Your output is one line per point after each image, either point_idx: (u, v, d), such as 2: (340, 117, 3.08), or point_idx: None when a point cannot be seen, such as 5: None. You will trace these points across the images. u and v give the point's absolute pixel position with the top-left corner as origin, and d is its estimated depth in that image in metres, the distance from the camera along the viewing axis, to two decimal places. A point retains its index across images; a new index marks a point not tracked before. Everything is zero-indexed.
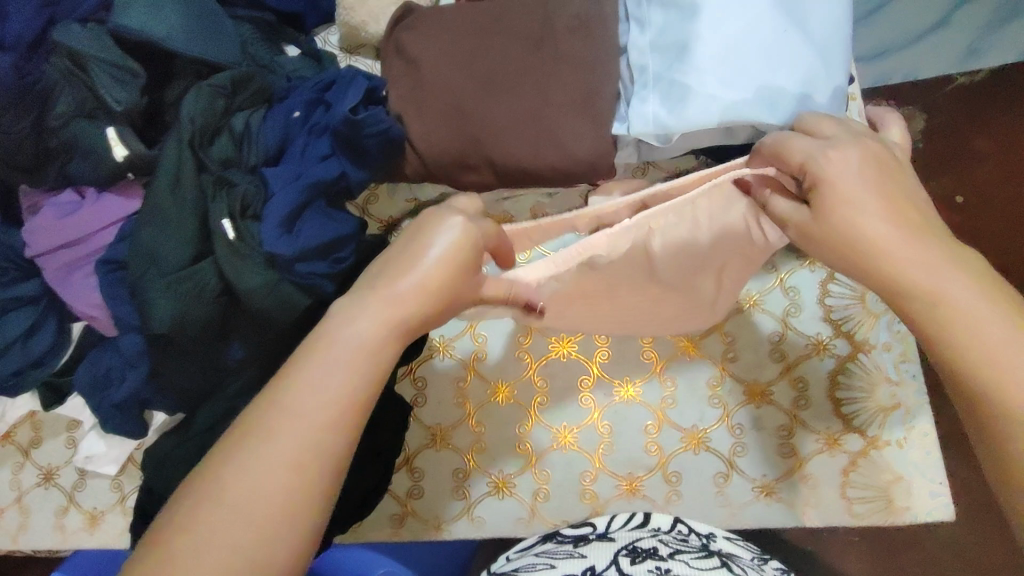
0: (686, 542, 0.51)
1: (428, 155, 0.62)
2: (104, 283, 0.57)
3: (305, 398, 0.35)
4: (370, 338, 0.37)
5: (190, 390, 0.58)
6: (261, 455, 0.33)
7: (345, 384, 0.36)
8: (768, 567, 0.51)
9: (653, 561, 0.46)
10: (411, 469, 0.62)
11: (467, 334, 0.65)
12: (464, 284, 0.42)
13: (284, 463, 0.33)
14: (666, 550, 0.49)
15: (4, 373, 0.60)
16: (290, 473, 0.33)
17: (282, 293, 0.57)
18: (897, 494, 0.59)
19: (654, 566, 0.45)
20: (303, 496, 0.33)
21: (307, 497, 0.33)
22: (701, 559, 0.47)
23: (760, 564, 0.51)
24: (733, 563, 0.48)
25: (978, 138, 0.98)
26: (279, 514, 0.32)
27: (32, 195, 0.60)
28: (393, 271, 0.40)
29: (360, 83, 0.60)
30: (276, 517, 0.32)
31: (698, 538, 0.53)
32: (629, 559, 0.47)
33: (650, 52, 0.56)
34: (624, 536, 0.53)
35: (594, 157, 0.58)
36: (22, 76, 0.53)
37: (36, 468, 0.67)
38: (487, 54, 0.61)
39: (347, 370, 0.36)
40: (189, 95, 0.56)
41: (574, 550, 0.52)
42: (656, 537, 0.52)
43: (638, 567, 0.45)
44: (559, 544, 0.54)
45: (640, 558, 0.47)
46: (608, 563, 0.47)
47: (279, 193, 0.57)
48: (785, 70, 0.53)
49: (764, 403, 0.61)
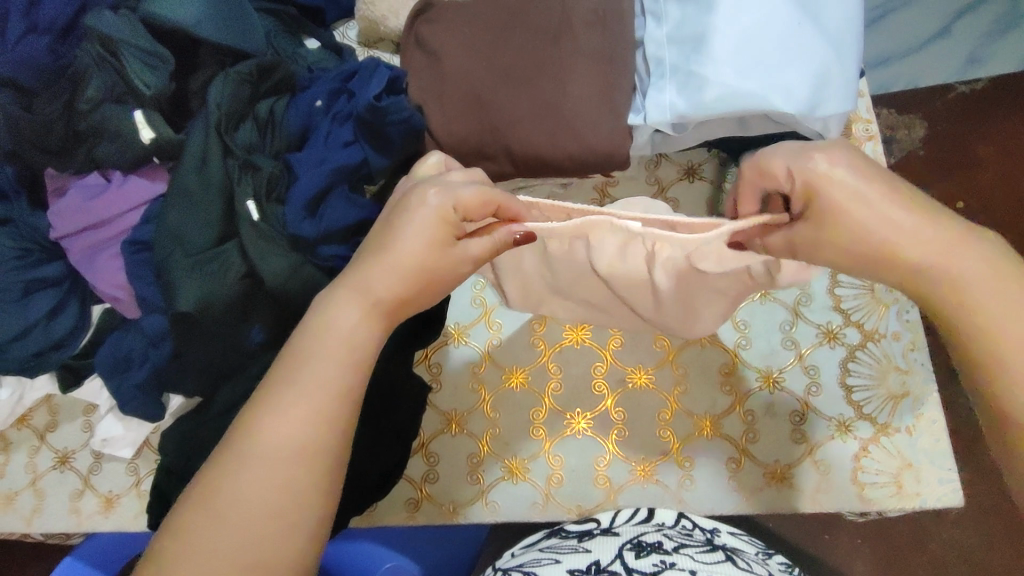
0: (692, 536, 0.51)
1: (447, 145, 0.64)
2: (129, 263, 0.58)
3: (280, 411, 0.39)
4: (343, 335, 0.42)
5: (211, 371, 0.59)
6: (249, 460, 0.38)
7: (320, 384, 0.40)
8: (773, 562, 0.51)
9: (658, 555, 0.46)
10: (426, 454, 0.63)
11: (478, 319, 0.66)
12: (441, 273, 0.45)
13: (264, 474, 0.37)
14: (672, 544, 0.49)
15: (24, 354, 0.60)
16: (277, 480, 0.37)
17: (306, 274, 0.58)
18: (907, 480, 0.60)
19: (659, 560, 0.46)
20: (291, 493, 0.37)
21: (297, 499, 0.38)
22: (707, 552, 0.47)
23: (764, 559, 0.51)
24: (738, 557, 0.47)
25: (980, 145, 1.00)
26: (274, 516, 0.37)
27: (59, 178, 0.61)
28: (396, 242, 0.43)
29: (382, 72, 0.62)
30: (258, 521, 0.36)
31: (703, 532, 0.53)
32: (634, 553, 0.48)
33: (667, 45, 0.58)
34: (629, 530, 0.53)
35: (611, 147, 0.60)
36: (57, 59, 0.56)
37: (52, 451, 0.68)
38: (506, 46, 0.62)
39: (324, 380, 0.40)
40: (217, 82, 0.58)
41: (578, 544, 0.52)
42: (661, 531, 0.52)
43: (643, 561, 0.46)
44: (563, 539, 0.54)
45: (645, 552, 0.47)
46: (613, 558, 0.47)
47: (304, 177, 0.59)
48: (799, 61, 0.54)
49: (777, 390, 0.62)
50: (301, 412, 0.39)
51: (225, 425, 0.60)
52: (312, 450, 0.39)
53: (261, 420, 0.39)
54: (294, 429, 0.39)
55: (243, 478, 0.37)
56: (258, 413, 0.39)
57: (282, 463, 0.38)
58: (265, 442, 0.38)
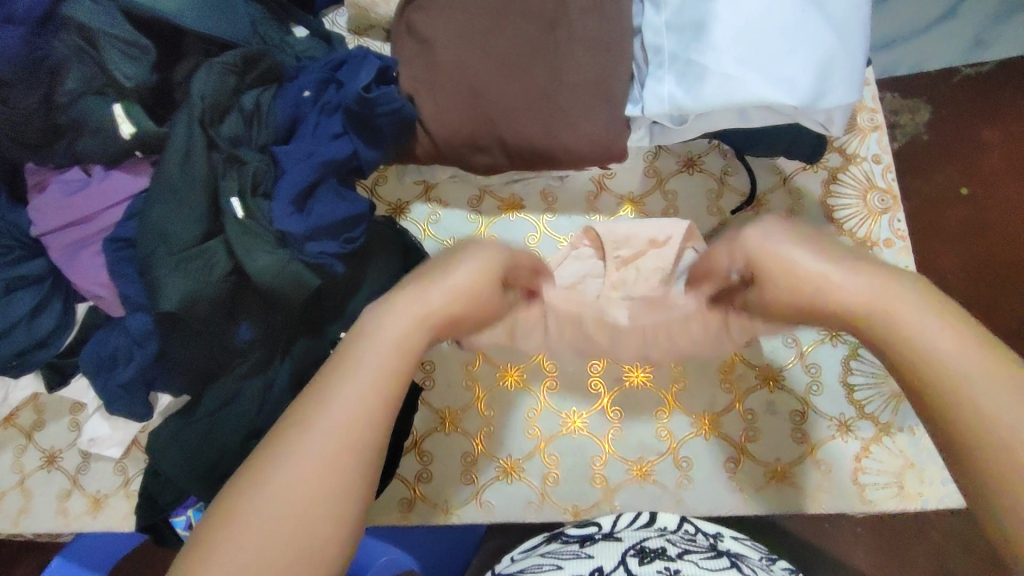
0: (695, 542, 0.50)
1: (439, 136, 0.62)
2: (112, 260, 0.56)
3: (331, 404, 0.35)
4: (396, 338, 0.39)
5: (197, 370, 0.58)
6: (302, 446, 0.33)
7: (374, 375, 0.37)
8: (777, 568, 0.50)
9: (663, 561, 0.45)
10: (419, 453, 0.62)
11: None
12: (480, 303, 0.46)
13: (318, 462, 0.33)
14: (675, 550, 0.48)
15: (6, 354, 0.58)
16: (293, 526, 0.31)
17: (292, 272, 0.56)
18: (910, 480, 0.59)
19: (663, 566, 0.44)
20: (344, 489, 0.33)
21: (351, 497, 0.34)
22: (711, 559, 0.46)
23: (768, 564, 0.49)
24: (743, 564, 0.46)
25: (985, 129, 0.98)
26: (292, 571, 0.31)
27: (39, 172, 0.59)
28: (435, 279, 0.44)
29: (372, 61, 0.60)
30: (309, 517, 0.32)
31: (707, 538, 0.52)
32: (637, 560, 0.46)
33: (666, 32, 0.56)
34: (631, 536, 0.52)
35: (608, 138, 0.59)
36: (32, 51, 0.52)
37: (39, 451, 0.66)
38: (500, 34, 0.61)
39: (377, 374, 0.37)
40: (201, 72, 0.56)
41: (580, 549, 0.51)
42: (663, 537, 0.51)
43: (647, 568, 0.44)
44: (564, 544, 0.53)
45: (648, 558, 0.46)
46: (616, 563, 0.46)
47: (291, 171, 0.57)
48: (803, 49, 0.52)
49: (777, 388, 0.61)
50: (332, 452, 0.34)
51: (214, 427, 0.58)
52: (338, 502, 0.33)
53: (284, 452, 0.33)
54: (354, 419, 0.35)
55: (295, 470, 0.33)
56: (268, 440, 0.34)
57: (306, 504, 0.32)
58: (289, 480, 0.32)
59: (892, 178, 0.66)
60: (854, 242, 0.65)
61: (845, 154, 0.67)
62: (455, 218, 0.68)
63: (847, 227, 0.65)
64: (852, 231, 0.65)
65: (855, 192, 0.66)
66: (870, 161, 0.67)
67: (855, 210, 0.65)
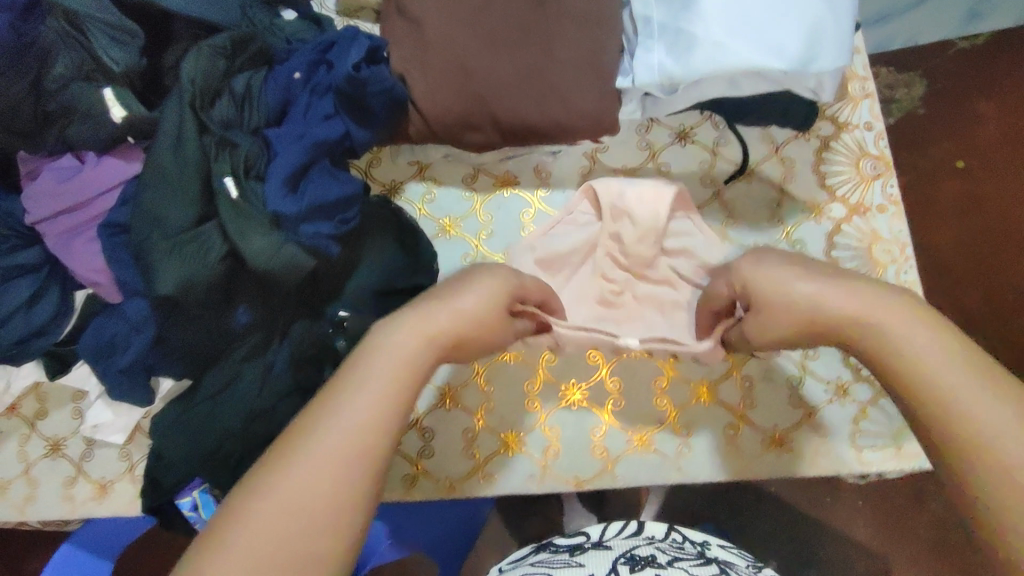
0: (683, 550, 0.51)
1: (430, 115, 0.61)
2: (107, 246, 0.56)
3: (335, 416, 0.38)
4: (405, 356, 0.43)
5: (195, 354, 0.58)
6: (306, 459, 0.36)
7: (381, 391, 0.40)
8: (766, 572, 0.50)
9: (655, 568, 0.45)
10: (420, 430, 0.62)
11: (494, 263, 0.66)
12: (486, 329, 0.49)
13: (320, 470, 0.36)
14: (665, 557, 0.48)
15: (7, 342, 0.59)
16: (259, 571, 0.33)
17: (288, 254, 0.56)
18: (907, 441, 0.59)
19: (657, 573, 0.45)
20: (345, 497, 0.36)
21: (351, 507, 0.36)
22: (701, 567, 0.48)
23: (756, 570, 0.50)
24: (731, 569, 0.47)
25: (981, 102, 0.98)
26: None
27: (32, 161, 0.59)
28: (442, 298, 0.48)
29: (361, 42, 0.59)
30: (308, 527, 0.35)
31: (694, 546, 0.52)
32: (630, 567, 0.47)
33: (656, 3, 0.56)
34: (621, 544, 0.52)
35: (598, 110, 0.59)
36: (19, 36, 0.52)
37: (42, 439, 0.67)
38: (489, 12, 0.61)
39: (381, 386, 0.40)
40: (190, 56, 0.55)
41: (570, 558, 0.50)
42: (652, 545, 0.51)
43: None
44: (553, 554, 0.52)
45: (640, 566, 0.47)
46: None
47: (283, 152, 0.57)
48: (791, 13, 0.52)
49: (774, 355, 0.62)
50: (303, 505, 0.35)
51: (216, 410, 0.58)
52: (311, 555, 0.35)
53: (255, 502, 0.35)
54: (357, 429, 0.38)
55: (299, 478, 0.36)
56: (246, 491, 0.36)
57: (310, 514, 0.35)
58: (255, 529, 0.34)
59: (885, 145, 0.66)
60: (847, 209, 0.65)
61: (838, 123, 0.67)
62: (450, 195, 0.68)
63: (839, 193, 0.65)
64: (845, 198, 0.65)
65: (848, 159, 0.66)
66: (862, 128, 0.67)
67: (847, 177, 0.65)
